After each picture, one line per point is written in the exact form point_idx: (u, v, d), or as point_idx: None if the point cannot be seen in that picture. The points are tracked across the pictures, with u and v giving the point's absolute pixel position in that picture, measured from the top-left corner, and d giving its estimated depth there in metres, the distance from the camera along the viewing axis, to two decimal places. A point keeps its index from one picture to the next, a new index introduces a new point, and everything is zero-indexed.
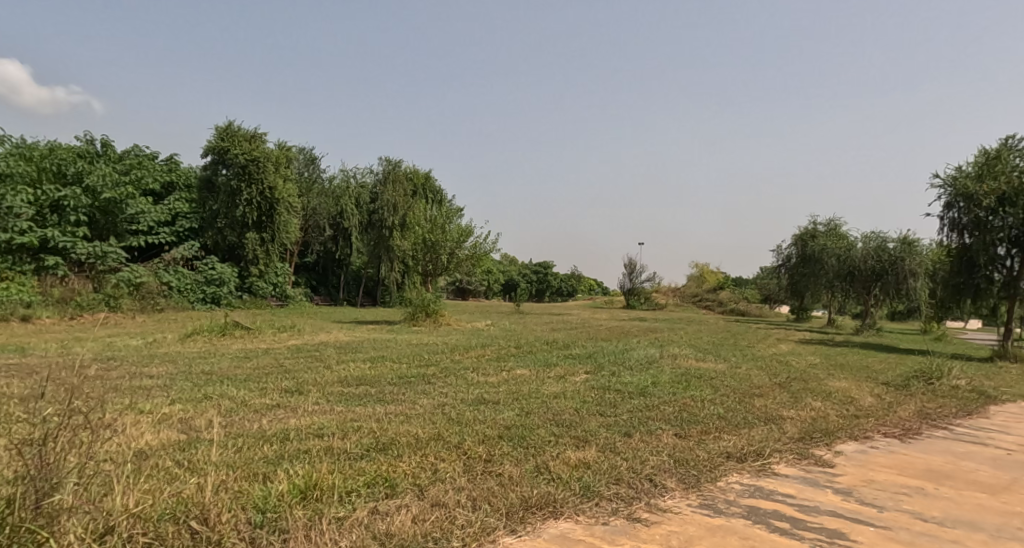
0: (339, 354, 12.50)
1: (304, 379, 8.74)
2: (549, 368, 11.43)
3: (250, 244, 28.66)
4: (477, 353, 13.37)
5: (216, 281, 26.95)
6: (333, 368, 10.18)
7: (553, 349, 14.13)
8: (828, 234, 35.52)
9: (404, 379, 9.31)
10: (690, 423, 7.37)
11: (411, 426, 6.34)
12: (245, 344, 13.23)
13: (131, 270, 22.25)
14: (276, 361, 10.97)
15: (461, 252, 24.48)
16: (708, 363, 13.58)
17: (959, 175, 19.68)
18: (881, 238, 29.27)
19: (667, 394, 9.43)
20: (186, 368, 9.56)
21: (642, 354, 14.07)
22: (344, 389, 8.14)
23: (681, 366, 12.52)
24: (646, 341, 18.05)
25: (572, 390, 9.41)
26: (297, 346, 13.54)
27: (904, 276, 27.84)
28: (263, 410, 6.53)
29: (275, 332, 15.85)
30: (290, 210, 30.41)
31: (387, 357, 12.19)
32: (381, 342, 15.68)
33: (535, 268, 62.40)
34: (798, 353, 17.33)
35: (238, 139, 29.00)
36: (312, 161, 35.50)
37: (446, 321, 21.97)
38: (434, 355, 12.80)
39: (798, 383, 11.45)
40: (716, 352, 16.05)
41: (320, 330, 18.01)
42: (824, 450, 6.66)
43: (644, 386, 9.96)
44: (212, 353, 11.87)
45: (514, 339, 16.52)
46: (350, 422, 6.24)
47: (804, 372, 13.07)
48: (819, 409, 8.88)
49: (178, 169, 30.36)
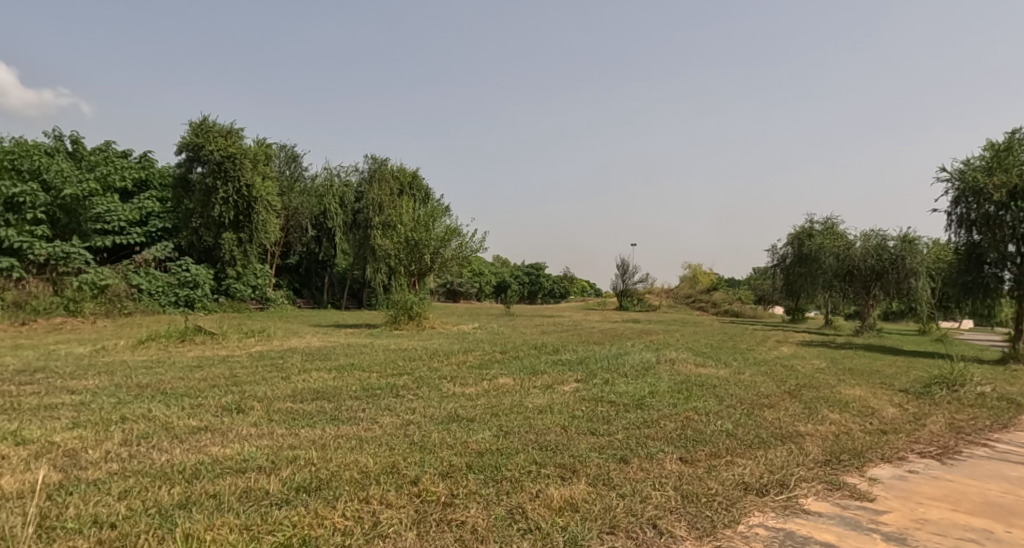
0: (305, 362, 11.38)
1: (251, 393, 7.61)
2: (535, 376, 10.34)
3: (226, 245, 27.51)
4: (459, 359, 12.26)
5: (189, 283, 25.81)
6: (291, 379, 9.05)
7: (540, 355, 13.01)
8: (825, 233, 34.61)
9: (368, 393, 8.17)
10: (696, 444, 6.30)
11: (361, 454, 5.24)
12: (203, 352, 12.09)
13: (96, 271, 21.11)
14: (231, 371, 9.85)
15: (446, 251, 23.40)
16: (709, 368, 12.48)
17: (967, 169, 18.71)
18: (881, 236, 28.31)
19: (667, 407, 8.32)
20: (122, 381, 8.41)
21: (638, 359, 13.00)
22: (294, 406, 7.01)
23: (679, 373, 11.46)
24: (641, 345, 16.96)
25: (558, 402, 8.31)
26: (261, 353, 12.39)
27: (905, 275, 26.88)
28: (182, 436, 5.38)
29: (241, 338, 14.69)
30: (269, 210, 29.18)
31: (356, 365, 11.06)
32: (356, 347, 14.53)
33: (527, 269, 61.31)
34: (803, 356, 16.28)
35: (213, 135, 27.83)
36: (293, 159, 34.18)
37: (430, 324, 20.94)
38: (410, 362, 11.67)
39: (810, 392, 10.36)
40: (716, 356, 14.96)
41: (292, 335, 16.88)
42: (858, 477, 5.61)
43: (640, 398, 8.87)
44: (162, 361, 10.74)
45: (499, 343, 15.40)
46: (286, 451, 5.13)
47: (813, 378, 12.00)
48: (839, 422, 7.83)
49: (153, 168, 29.10)
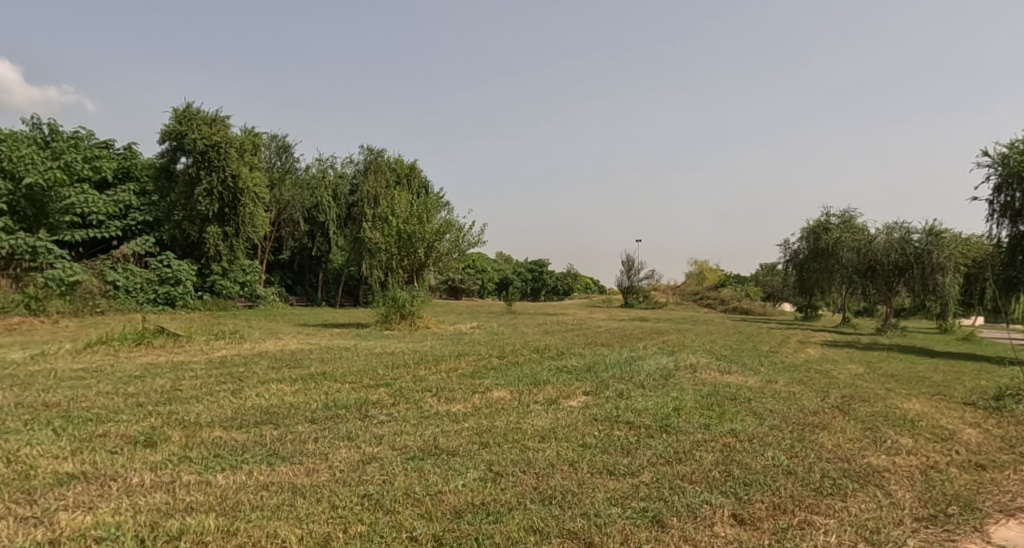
0: (270, 370, 9.84)
1: (178, 417, 6.03)
2: (537, 388, 8.78)
3: (211, 240, 26.02)
4: (450, 365, 10.69)
5: (170, 280, 24.29)
6: (242, 396, 7.47)
7: (543, 360, 11.40)
8: (843, 227, 32.89)
9: (329, 414, 6.58)
10: (751, 491, 4.74)
11: (286, 522, 3.72)
12: (155, 358, 10.57)
13: (63, 266, 19.54)
14: (175, 384, 8.26)
15: (442, 245, 21.83)
16: (737, 376, 10.86)
17: (1013, 153, 17.04)
18: (905, 229, 26.54)
19: (699, 431, 6.74)
20: (26, 399, 6.82)
21: (654, 365, 11.44)
22: (225, 436, 5.42)
23: (704, 382, 9.88)
24: (653, 347, 15.41)
25: (565, 424, 6.75)
26: (224, 360, 10.82)
27: (931, 270, 25.10)
28: (34, 496, 3.83)
29: (208, 341, 13.10)
30: (256, 202, 27.70)
31: (328, 374, 9.49)
32: (335, 350, 12.93)
33: (529, 266, 59.74)
34: (834, 360, 14.66)
35: (196, 123, 26.23)
36: (283, 150, 32.08)
37: (424, 323, 19.37)
38: (393, 370, 10.08)
39: (862, 407, 8.74)
40: (740, 361, 13.34)
41: (270, 336, 15.42)
42: (981, 541, 4.11)
43: (665, 417, 7.27)
44: (101, 370, 9.21)
45: (497, 346, 13.80)
46: (174, 522, 3.59)
47: (857, 388, 10.40)
48: (918, 450, 6.26)
49: (136, 158, 27.40)
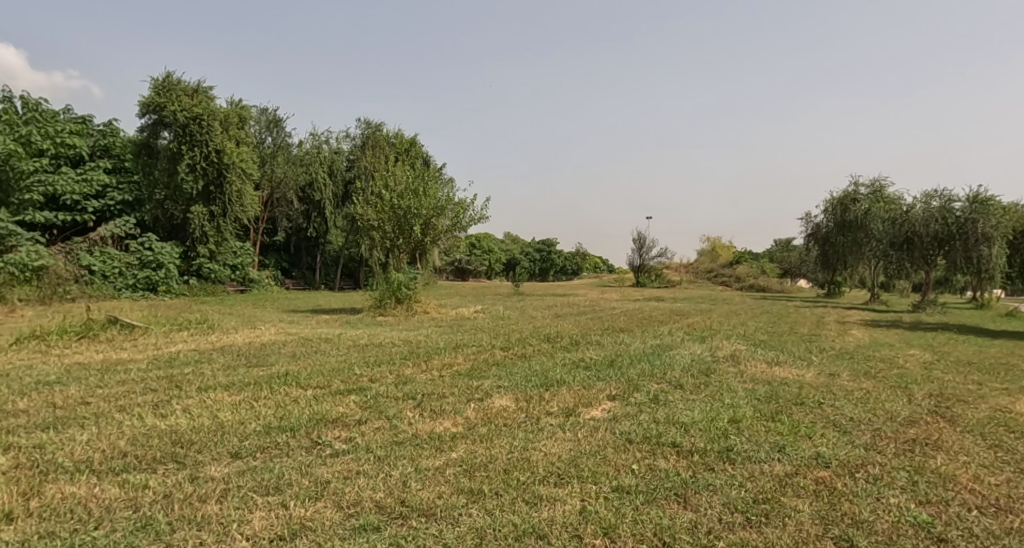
0: (221, 372, 8.02)
1: (41, 456, 4.22)
2: (549, 393, 6.93)
3: (196, 220, 24.22)
4: (445, 360, 8.86)
5: (151, 263, 22.59)
6: (163, 414, 5.66)
7: (556, 353, 9.54)
8: (873, 197, 30.69)
9: (267, 444, 4.76)
10: None
11: None
12: (88, 357, 8.77)
13: (27, 250, 17.82)
14: (87, 396, 6.45)
15: (441, 221, 19.80)
16: (790, 371, 8.99)
17: None
18: (946, 197, 24.38)
19: (774, 458, 4.90)
20: None
21: (688, 356, 9.57)
22: (81, 493, 3.61)
23: (756, 380, 8.01)
24: (680, 332, 13.55)
25: (588, 451, 4.91)
26: (175, 357, 9.05)
27: (974, 241, 22.90)
28: None
29: (170, 334, 11.38)
30: (244, 178, 25.88)
31: (290, 376, 7.68)
32: (313, 342, 11.14)
33: (537, 246, 57.74)
34: (891, 345, 12.73)
35: (176, 93, 24.11)
36: (274, 124, 29.57)
37: (423, 308, 17.54)
38: (373, 369, 8.26)
39: (966, 410, 6.80)
40: (784, 349, 11.44)
41: (246, 325, 13.64)
42: None
43: (722, 437, 5.40)
44: (6, 375, 7.40)
45: (502, 333, 11.99)
46: None
47: (941, 383, 8.49)
48: None
49: (116, 134, 25.36)
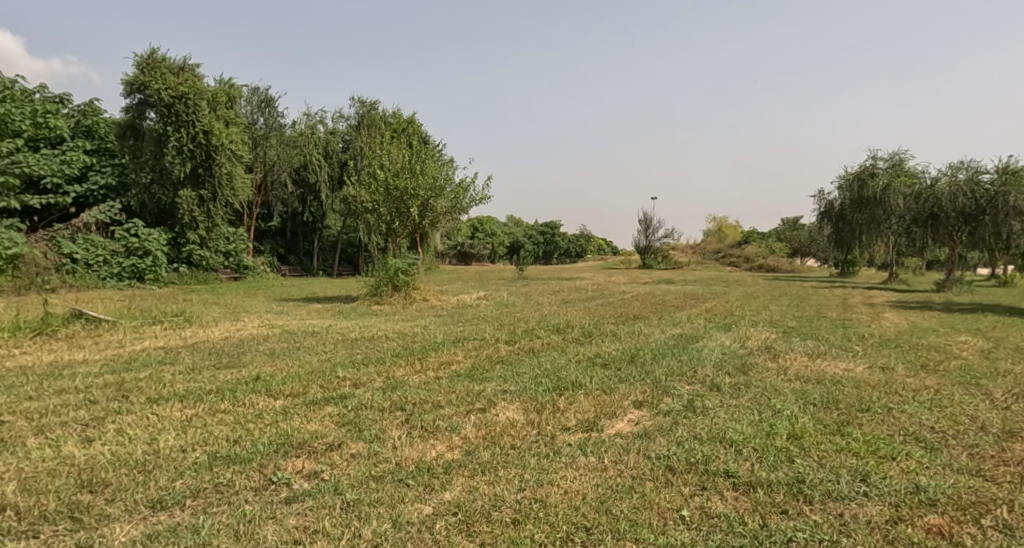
0: (183, 376, 6.91)
1: None
2: (564, 400, 5.79)
3: (185, 204, 23.06)
4: (442, 358, 7.74)
5: (137, 251, 21.45)
6: (88, 438, 4.55)
7: (568, 346, 8.42)
8: (893, 171, 29.32)
9: (202, 485, 3.65)
10: None
11: None
12: (36, 359, 7.69)
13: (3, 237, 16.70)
14: (8, 411, 5.36)
15: (440, 203, 18.63)
16: (838, 365, 7.86)
17: None
18: (973, 168, 23.03)
19: (862, 494, 3.79)
20: None
21: (718, 349, 8.40)
22: None
23: (806, 379, 6.86)
24: (702, 319, 12.41)
25: (620, 486, 3.79)
26: (135, 358, 7.94)
27: (1004, 214, 21.63)
28: None
29: (140, 329, 10.27)
30: (234, 160, 24.70)
31: (260, 381, 6.56)
32: (297, 336, 10.05)
33: (541, 229, 56.50)
34: (934, 330, 11.57)
35: (161, 71, 22.78)
36: (266, 104, 28.01)
37: (422, 295, 16.43)
38: (358, 370, 7.13)
39: None
40: (822, 337, 10.28)
41: (229, 317, 12.55)
42: None
43: (786, 461, 4.29)
44: None
45: (506, 323, 10.85)
46: None
47: (1015, 377, 7.35)
48: None
49: (98, 114, 24.20)
